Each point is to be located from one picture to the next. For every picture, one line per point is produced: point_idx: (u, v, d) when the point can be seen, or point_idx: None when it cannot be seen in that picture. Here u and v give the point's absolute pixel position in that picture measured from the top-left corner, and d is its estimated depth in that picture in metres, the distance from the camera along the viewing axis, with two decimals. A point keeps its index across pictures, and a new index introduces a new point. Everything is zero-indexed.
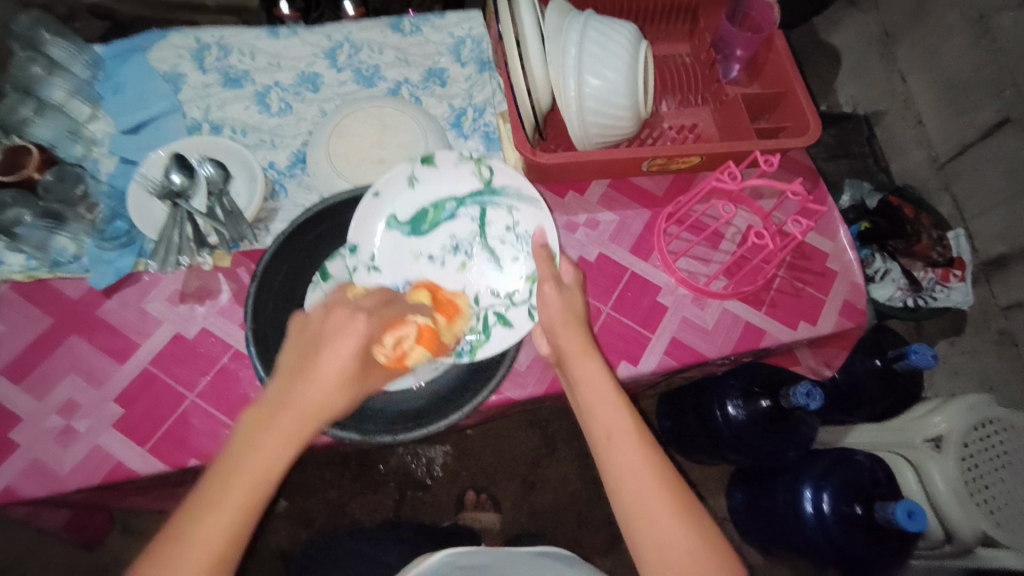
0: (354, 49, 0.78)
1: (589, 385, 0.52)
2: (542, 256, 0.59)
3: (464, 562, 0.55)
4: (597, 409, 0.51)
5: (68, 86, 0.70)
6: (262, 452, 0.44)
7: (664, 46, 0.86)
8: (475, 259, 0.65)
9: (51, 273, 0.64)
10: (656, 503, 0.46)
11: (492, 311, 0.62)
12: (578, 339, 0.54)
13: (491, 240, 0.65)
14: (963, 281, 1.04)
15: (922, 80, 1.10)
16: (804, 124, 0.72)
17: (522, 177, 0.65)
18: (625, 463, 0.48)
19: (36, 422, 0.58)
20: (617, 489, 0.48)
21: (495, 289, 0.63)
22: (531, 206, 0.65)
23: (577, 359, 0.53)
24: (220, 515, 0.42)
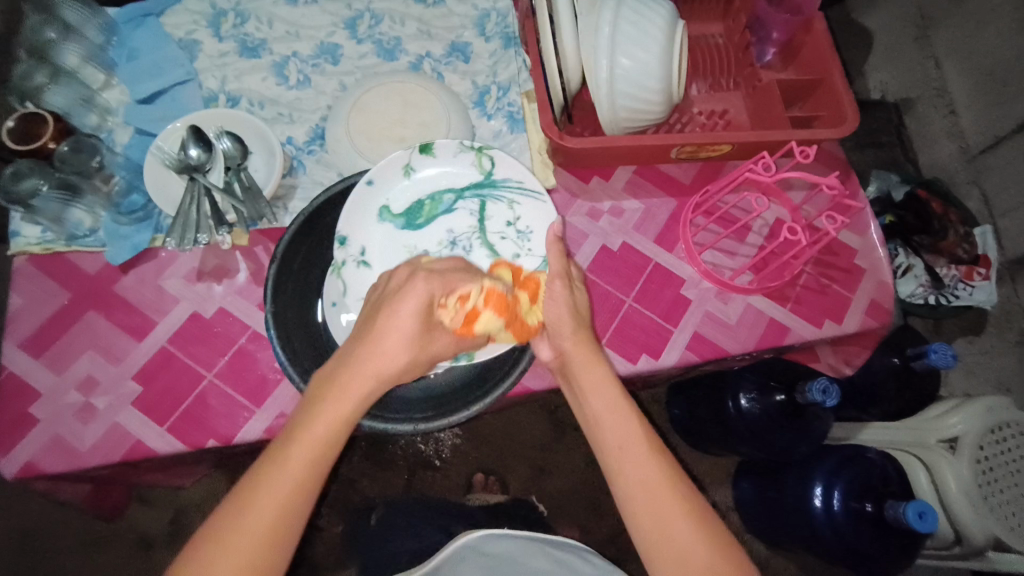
0: (375, 20, 0.75)
1: (597, 393, 0.51)
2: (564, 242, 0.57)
3: (487, 549, 0.54)
4: (605, 420, 0.50)
5: (81, 51, 0.68)
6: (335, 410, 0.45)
7: (696, 24, 0.81)
8: (472, 255, 0.63)
9: (68, 247, 0.62)
10: (673, 517, 0.45)
11: None
12: (584, 346, 0.54)
13: (490, 234, 0.63)
14: (988, 280, 1.00)
15: (957, 67, 1.05)
16: (842, 114, 0.69)
17: (525, 170, 0.64)
18: (639, 475, 0.47)
19: (55, 397, 0.58)
20: (629, 505, 0.46)
21: None
22: (535, 201, 0.63)
23: (584, 367, 0.53)
24: (290, 468, 0.43)
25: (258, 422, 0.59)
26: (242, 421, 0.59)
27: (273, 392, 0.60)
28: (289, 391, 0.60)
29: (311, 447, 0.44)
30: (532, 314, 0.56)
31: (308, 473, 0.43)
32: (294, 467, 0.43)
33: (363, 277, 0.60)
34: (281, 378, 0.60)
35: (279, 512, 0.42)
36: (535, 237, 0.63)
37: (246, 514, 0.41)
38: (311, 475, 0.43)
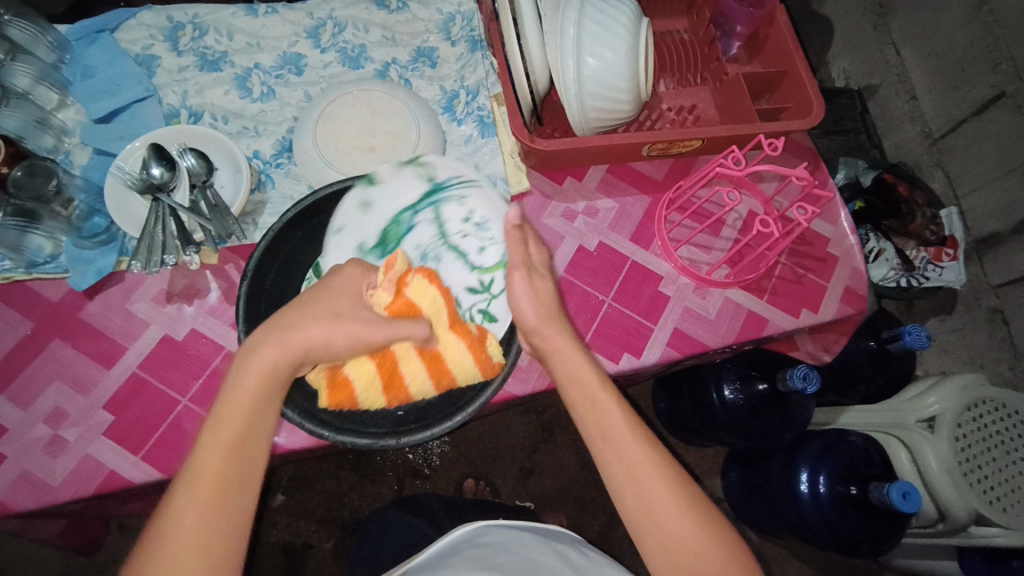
0: (338, 28, 0.74)
1: (579, 386, 0.50)
2: (516, 239, 0.53)
3: (481, 539, 0.51)
4: (586, 412, 0.49)
5: (33, 71, 0.65)
6: (246, 378, 0.44)
7: (659, 21, 0.82)
8: (444, 264, 0.61)
9: (28, 274, 0.60)
10: (673, 515, 0.44)
11: (475, 310, 0.59)
12: (560, 336, 0.52)
13: (452, 237, 0.61)
14: (956, 260, 1.04)
15: (915, 53, 1.07)
16: (807, 105, 0.70)
17: (460, 164, 0.63)
18: (631, 475, 0.46)
19: (22, 431, 0.56)
20: (627, 504, 0.46)
21: (472, 285, 0.60)
22: (483, 191, 0.61)
23: (563, 357, 0.51)
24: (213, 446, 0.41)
25: None
26: None
27: None
28: None
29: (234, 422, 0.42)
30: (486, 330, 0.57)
31: (233, 445, 0.42)
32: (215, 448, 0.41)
33: None
34: None
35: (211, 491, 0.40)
36: (493, 226, 0.61)
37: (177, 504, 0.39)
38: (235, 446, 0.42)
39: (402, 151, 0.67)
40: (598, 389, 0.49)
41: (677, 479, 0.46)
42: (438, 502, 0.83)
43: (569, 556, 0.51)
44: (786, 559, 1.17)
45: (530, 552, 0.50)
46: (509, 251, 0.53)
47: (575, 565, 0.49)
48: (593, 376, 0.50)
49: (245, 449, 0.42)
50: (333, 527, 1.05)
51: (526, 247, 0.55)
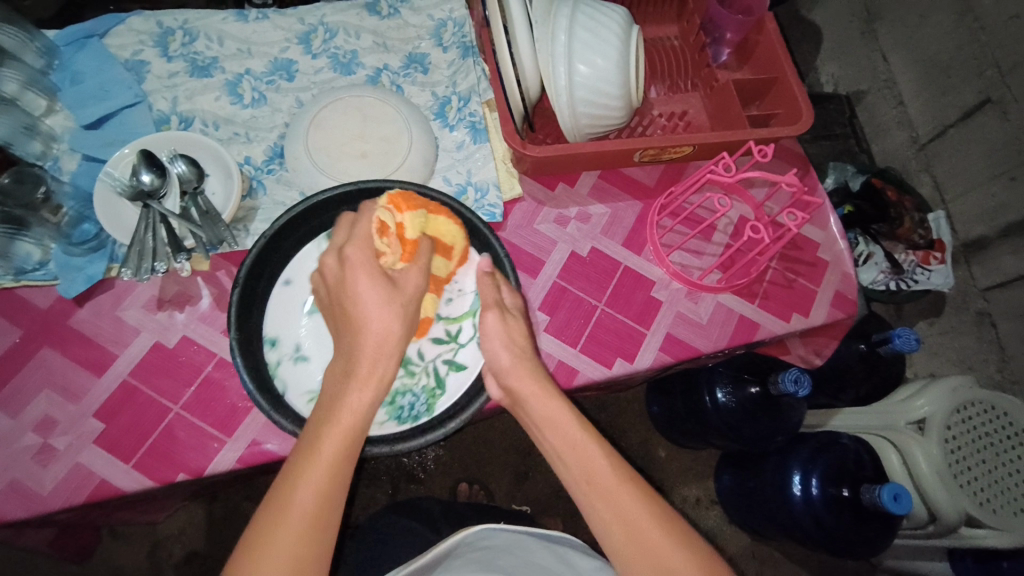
0: (329, 34, 0.74)
1: (559, 431, 0.50)
2: (487, 281, 0.56)
3: (481, 543, 0.51)
4: (567, 456, 0.49)
5: (21, 76, 0.64)
6: (359, 393, 0.47)
7: (650, 28, 0.83)
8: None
9: (16, 281, 0.59)
10: (665, 551, 0.44)
11: (440, 361, 0.58)
12: (533, 379, 0.52)
13: None
14: (943, 263, 1.05)
15: (902, 59, 1.08)
16: (796, 111, 0.71)
17: None
18: (617, 510, 0.46)
19: (11, 440, 0.55)
20: (615, 545, 0.46)
21: (438, 336, 0.59)
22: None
23: (539, 402, 0.51)
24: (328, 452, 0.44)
25: (229, 452, 0.57)
26: (213, 452, 0.57)
27: (243, 421, 0.58)
28: (260, 418, 0.58)
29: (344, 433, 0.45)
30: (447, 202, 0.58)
31: (343, 458, 0.44)
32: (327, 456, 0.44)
33: (302, 372, 0.56)
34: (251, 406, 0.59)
35: (319, 497, 0.43)
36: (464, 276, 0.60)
37: (289, 505, 0.42)
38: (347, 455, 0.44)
39: (394, 156, 0.67)
40: (578, 433, 0.50)
41: (663, 512, 0.47)
42: (437, 507, 0.83)
43: (570, 558, 0.51)
44: (779, 561, 1.17)
45: (532, 555, 0.50)
46: (482, 293, 0.55)
47: (575, 567, 0.50)
48: (570, 418, 0.50)
49: (351, 455, 0.45)
50: None
51: (499, 290, 0.56)
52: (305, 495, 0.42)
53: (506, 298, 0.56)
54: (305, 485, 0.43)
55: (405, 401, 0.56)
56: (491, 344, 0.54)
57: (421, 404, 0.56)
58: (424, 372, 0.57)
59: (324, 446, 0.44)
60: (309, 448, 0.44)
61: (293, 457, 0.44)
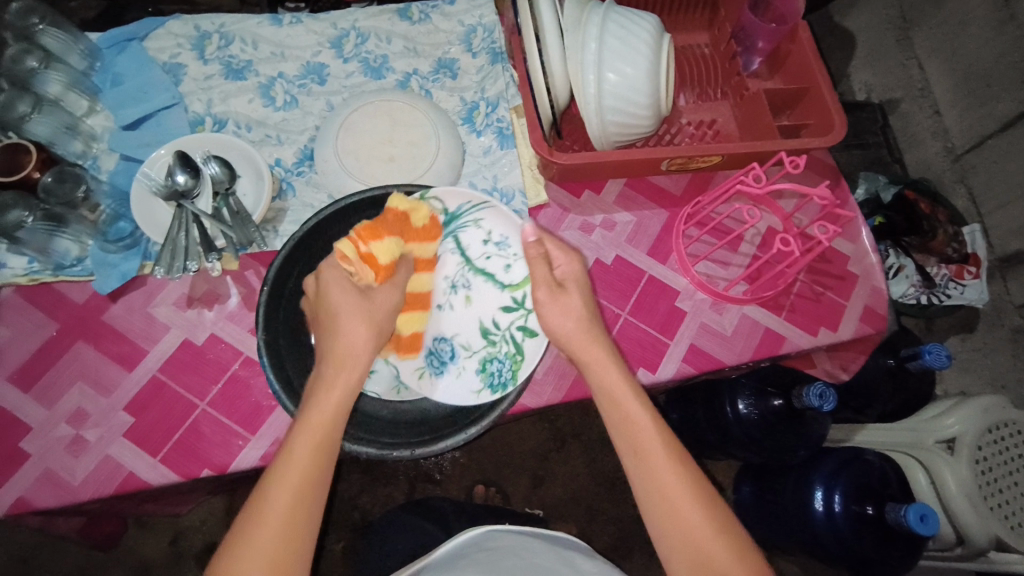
0: (361, 38, 0.75)
1: (614, 398, 0.51)
2: (536, 256, 0.55)
3: (489, 543, 0.51)
4: (619, 423, 0.50)
5: (64, 78, 0.66)
6: (326, 399, 0.48)
7: (680, 35, 0.82)
8: (475, 288, 0.61)
9: (55, 276, 0.61)
10: (702, 529, 0.45)
11: (515, 329, 0.59)
12: (599, 348, 0.53)
13: (477, 261, 0.61)
14: (978, 278, 1.02)
15: (940, 68, 1.05)
16: (829, 123, 0.69)
17: (465, 188, 0.61)
18: (668, 501, 0.46)
19: (45, 431, 0.57)
20: (655, 517, 0.46)
21: (505, 305, 0.60)
22: (495, 209, 0.61)
23: (600, 369, 0.52)
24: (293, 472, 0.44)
25: (253, 450, 0.58)
26: (237, 449, 0.58)
27: (267, 419, 0.59)
28: (284, 417, 0.59)
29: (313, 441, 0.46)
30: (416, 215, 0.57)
31: (317, 460, 0.45)
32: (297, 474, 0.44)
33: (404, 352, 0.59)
34: (275, 405, 0.60)
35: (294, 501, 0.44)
36: (514, 239, 0.61)
37: (268, 508, 0.43)
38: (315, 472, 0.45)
39: (421, 161, 0.67)
40: (638, 412, 0.49)
41: (705, 493, 0.47)
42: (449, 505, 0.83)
43: (576, 562, 0.51)
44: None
45: (537, 556, 0.50)
46: (532, 270, 0.55)
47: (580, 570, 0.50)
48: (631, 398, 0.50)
49: (320, 473, 0.45)
50: (343, 529, 1.06)
51: (549, 260, 0.56)
52: (279, 500, 0.43)
53: (557, 266, 0.56)
54: (277, 492, 0.44)
55: (493, 367, 0.58)
56: (548, 321, 0.54)
57: (506, 371, 0.57)
58: (504, 340, 0.59)
59: (298, 446, 0.45)
60: (285, 453, 0.45)
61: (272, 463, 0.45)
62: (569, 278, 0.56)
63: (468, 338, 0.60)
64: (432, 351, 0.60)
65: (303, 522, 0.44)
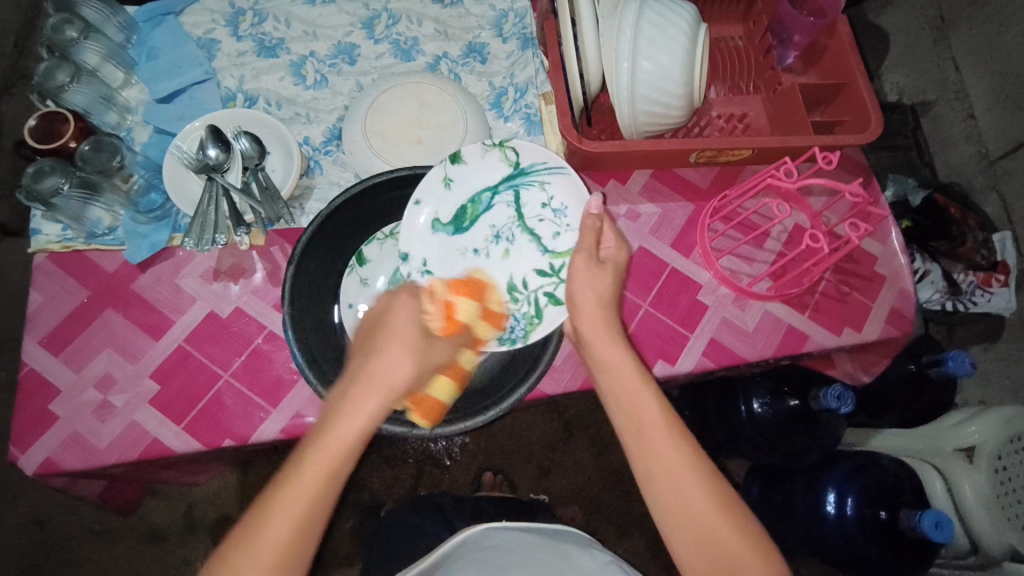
0: (392, 20, 0.75)
1: (614, 374, 0.51)
2: (590, 226, 0.57)
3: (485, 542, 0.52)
4: (621, 399, 0.49)
5: (103, 49, 0.67)
6: (344, 426, 0.45)
7: (713, 26, 0.81)
8: (517, 244, 0.64)
9: (87, 244, 0.63)
10: (699, 498, 0.45)
11: (543, 292, 0.62)
12: (605, 325, 0.53)
13: (529, 219, 0.65)
14: (1006, 287, 0.99)
15: (977, 70, 1.02)
16: (865, 119, 0.68)
17: (547, 150, 0.64)
18: (679, 499, 0.45)
19: (73, 394, 0.58)
20: (652, 486, 0.46)
21: (542, 268, 0.63)
22: (566, 179, 0.64)
23: (601, 346, 0.52)
24: (292, 499, 0.42)
25: (274, 422, 0.59)
26: (258, 421, 0.59)
27: (288, 393, 0.60)
28: (305, 391, 0.60)
29: (315, 475, 0.43)
30: (491, 300, 0.60)
31: (318, 496, 0.43)
32: (295, 501, 0.42)
33: None
34: (297, 379, 0.60)
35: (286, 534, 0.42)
36: (571, 212, 0.63)
37: (257, 538, 0.41)
38: (313, 506, 0.43)
39: (448, 144, 0.68)
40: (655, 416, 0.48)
41: (703, 464, 0.47)
42: (449, 502, 0.83)
43: (572, 555, 0.50)
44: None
45: (532, 552, 0.50)
46: (580, 237, 0.57)
47: (578, 565, 0.49)
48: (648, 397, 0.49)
49: (321, 504, 0.43)
50: (352, 509, 1.07)
51: (599, 237, 0.57)
52: (280, 522, 0.42)
53: (604, 246, 0.58)
54: (277, 515, 0.42)
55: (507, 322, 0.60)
56: (574, 287, 0.55)
57: (519, 328, 0.60)
58: (525, 301, 0.62)
59: (302, 475, 0.43)
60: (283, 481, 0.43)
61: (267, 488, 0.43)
62: (611, 258, 0.57)
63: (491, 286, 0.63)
64: None
65: (296, 559, 0.42)
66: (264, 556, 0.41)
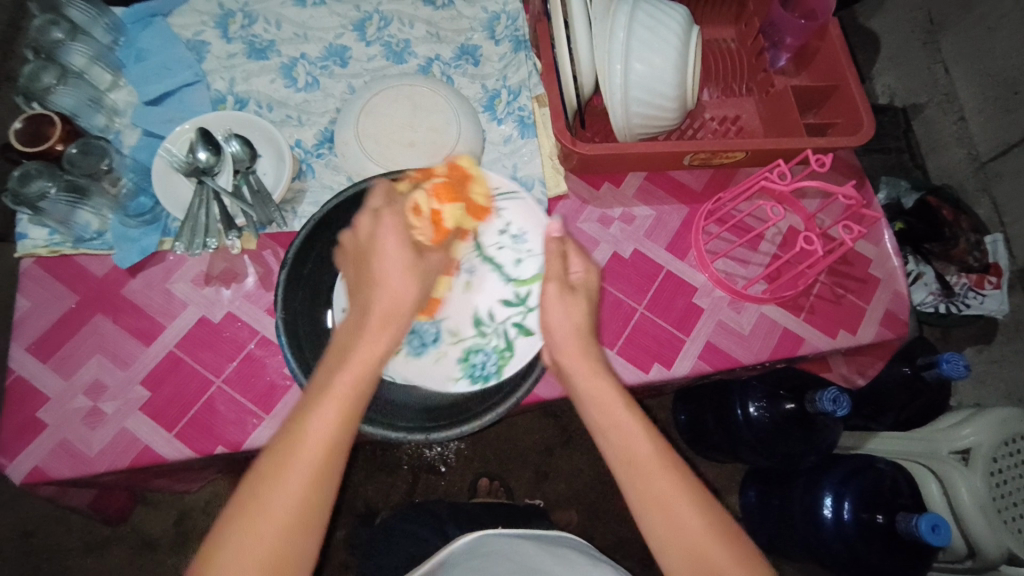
0: (384, 22, 0.74)
1: (603, 408, 0.49)
2: (557, 252, 0.55)
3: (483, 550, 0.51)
4: (609, 432, 0.48)
5: (90, 51, 0.67)
6: (369, 336, 0.45)
7: (705, 29, 0.81)
8: (478, 275, 0.62)
9: (75, 249, 0.62)
10: (696, 532, 0.44)
11: (511, 324, 0.60)
12: (586, 358, 0.51)
13: (488, 248, 0.63)
14: (999, 289, 0.99)
15: (967, 73, 1.03)
16: (856, 122, 0.68)
17: (498, 174, 0.62)
18: (676, 530, 0.44)
19: (62, 401, 0.57)
20: (648, 521, 0.45)
21: (507, 298, 0.61)
22: (519, 203, 0.62)
23: (581, 377, 0.51)
24: (330, 406, 0.41)
25: (267, 429, 0.58)
26: (251, 428, 0.58)
27: (282, 399, 0.59)
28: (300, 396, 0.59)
29: (334, 408, 0.41)
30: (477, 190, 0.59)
31: (337, 434, 0.41)
32: (335, 407, 0.41)
33: None
34: (290, 385, 0.60)
35: (310, 476, 0.39)
36: (531, 236, 0.62)
37: (300, 448, 0.40)
38: (354, 407, 0.42)
39: (441, 147, 0.67)
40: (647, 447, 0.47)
41: (699, 494, 0.46)
42: (444, 509, 0.82)
43: (571, 560, 0.50)
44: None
45: (531, 559, 0.49)
46: (548, 264, 0.55)
47: (575, 568, 0.48)
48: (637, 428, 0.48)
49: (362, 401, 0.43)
50: (347, 517, 1.06)
51: (565, 262, 0.55)
52: (321, 427, 0.41)
53: (573, 271, 0.55)
54: (316, 424, 0.41)
55: (477, 359, 0.59)
56: (548, 322, 0.53)
57: (491, 364, 0.58)
58: (495, 334, 0.60)
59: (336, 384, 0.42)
60: (298, 422, 0.41)
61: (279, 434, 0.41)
62: (582, 284, 0.55)
63: (456, 322, 0.61)
64: (415, 331, 0.59)
65: (341, 459, 0.41)
66: (316, 459, 0.40)
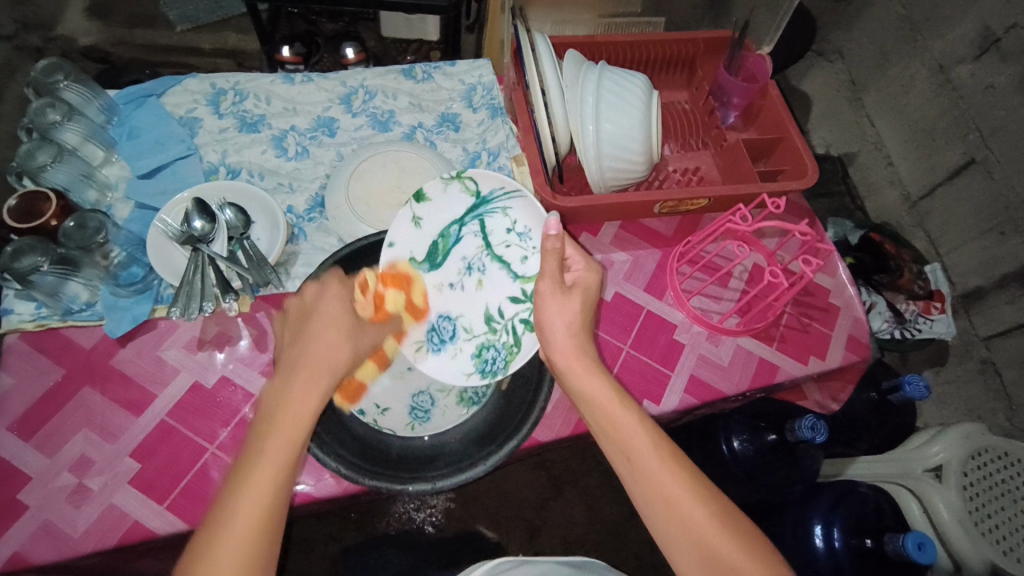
0: (369, 96, 0.80)
1: (596, 408, 0.53)
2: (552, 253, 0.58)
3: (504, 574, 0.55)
4: (609, 433, 0.51)
5: (82, 130, 0.69)
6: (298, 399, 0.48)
7: (663, 93, 0.90)
8: (488, 273, 0.67)
9: (63, 322, 0.61)
10: (699, 521, 0.46)
11: (518, 319, 0.64)
12: (582, 359, 0.55)
13: (496, 247, 0.67)
14: (944, 313, 1.06)
15: (890, 124, 1.14)
16: (802, 168, 0.76)
17: (503, 175, 0.67)
18: (681, 524, 0.46)
19: (45, 480, 0.55)
20: (652, 516, 0.48)
21: (514, 295, 0.66)
22: (524, 201, 0.67)
23: (580, 379, 0.54)
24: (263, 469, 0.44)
25: None
26: None
27: None
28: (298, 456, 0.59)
29: (280, 450, 0.45)
30: (416, 293, 0.65)
31: (285, 461, 0.45)
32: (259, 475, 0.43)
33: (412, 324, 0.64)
34: None
35: (253, 527, 0.42)
36: (534, 233, 0.66)
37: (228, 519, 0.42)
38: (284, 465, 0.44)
39: None
40: (649, 449, 0.49)
41: (700, 486, 0.48)
42: None
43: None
44: None
45: None
46: (545, 262, 0.58)
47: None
48: (638, 431, 0.50)
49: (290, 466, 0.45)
50: None
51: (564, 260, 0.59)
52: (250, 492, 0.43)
53: (573, 270, 0.60)
54: (243, 494, 0.43)
55: (489, 355, 0.63)
56: (548, 318, 0.57)
57: (499, 360, 0.62)
58: (504, 330, 0.64)
59: (265, 452, 0.45)
60: (235, 477, 0.44)
61: (225, 485, 0.44)
62: (580, 282, 0.59)
63: (470, 319, 0.65)
64: (434, 328, 0.64)
65: (273, 522, 0.43)
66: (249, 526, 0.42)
